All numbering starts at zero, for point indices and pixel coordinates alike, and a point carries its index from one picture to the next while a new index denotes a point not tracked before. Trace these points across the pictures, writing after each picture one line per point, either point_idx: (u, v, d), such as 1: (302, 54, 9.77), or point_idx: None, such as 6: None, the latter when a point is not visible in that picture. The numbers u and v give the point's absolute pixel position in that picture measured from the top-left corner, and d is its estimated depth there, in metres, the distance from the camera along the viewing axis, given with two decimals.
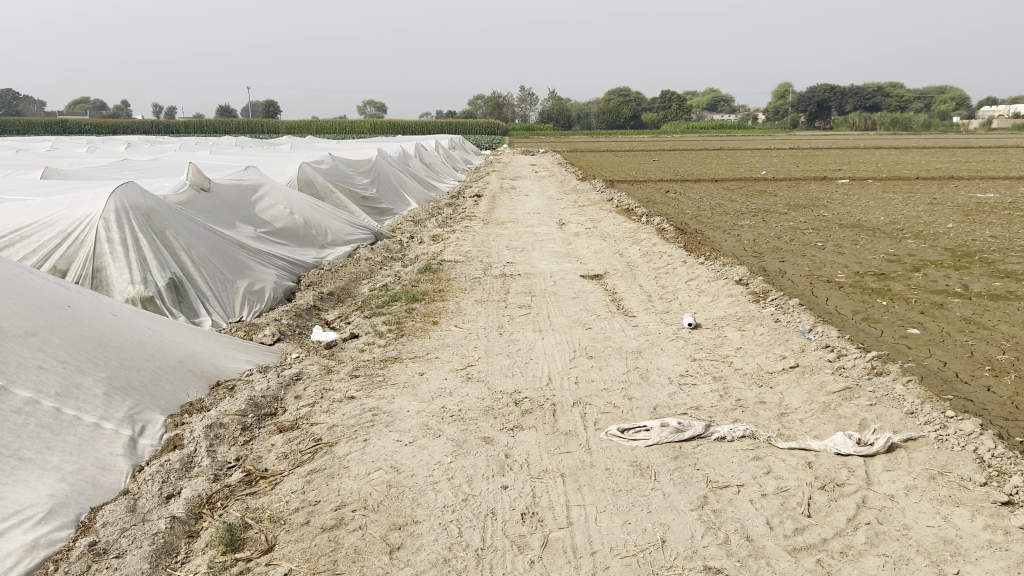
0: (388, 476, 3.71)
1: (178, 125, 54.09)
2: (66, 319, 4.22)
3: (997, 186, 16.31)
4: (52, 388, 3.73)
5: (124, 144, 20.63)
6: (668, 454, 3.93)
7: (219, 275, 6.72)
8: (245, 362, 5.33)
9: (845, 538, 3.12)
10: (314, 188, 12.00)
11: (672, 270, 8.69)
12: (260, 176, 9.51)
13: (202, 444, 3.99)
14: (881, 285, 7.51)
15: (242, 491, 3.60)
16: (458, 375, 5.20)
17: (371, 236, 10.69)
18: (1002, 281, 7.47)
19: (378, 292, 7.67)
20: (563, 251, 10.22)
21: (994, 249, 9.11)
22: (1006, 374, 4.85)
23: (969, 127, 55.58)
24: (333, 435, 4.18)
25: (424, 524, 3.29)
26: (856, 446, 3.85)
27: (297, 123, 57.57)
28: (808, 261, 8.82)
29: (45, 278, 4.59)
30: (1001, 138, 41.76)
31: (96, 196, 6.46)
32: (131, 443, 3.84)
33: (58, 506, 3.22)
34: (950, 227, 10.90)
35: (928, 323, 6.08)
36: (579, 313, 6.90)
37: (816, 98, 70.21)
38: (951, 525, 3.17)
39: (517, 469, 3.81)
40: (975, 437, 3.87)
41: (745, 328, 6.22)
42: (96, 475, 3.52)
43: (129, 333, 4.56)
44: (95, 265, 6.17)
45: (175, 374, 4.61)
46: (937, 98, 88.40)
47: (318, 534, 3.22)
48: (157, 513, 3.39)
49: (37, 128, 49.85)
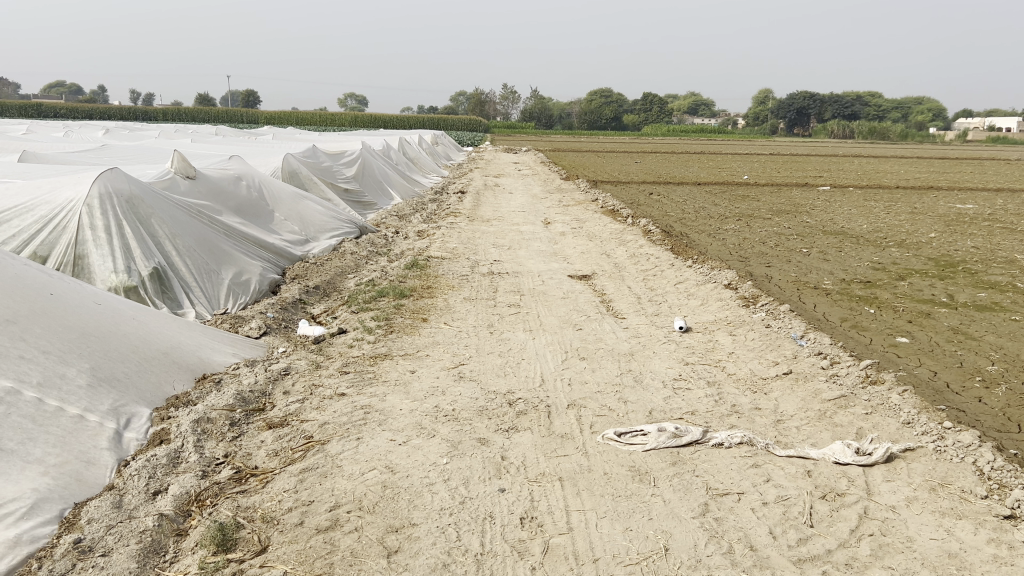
0: (383, 477, 3.61)
1: (155, 112, 53.20)
2: (48, 306, 4.05)
3: (974, 197, 16.63)
4: (35, 378, 3.56)
5: (98, 129, 20.09)
6: (666, 460, 3.89)
7: (204, 265, 6.54)
8: (231, 355, 5.17)
9: (850, 550, 3.11)
10: (298, 179, 11.78)
11: (661, 273, 8.69)
12: (244, 165, 9.28)
13: (189, 439, 3.85)
14: (868, 292, 7.58)
15: (231, 490, 3.47)
16: (450, 374, 5.10)
17: (356, 230, 10.54)
18: (986, 292, 7.57)
19: (365, 287, 7.52)
20: (550, 250, 10.15)
21: (977, 260, 9.24)
22: (997, 385, 4.90)
23: (944, 138, 56.75)
24: (324, 433, 4.06)
25: (422, 527, 3.20)
26: (854, 455, 3.85)
27: (277, 112, 56.70)
28: (794, 267, 8.88)
29: (27, 264, 4.40)
30: (972, 148, 42.70)
31: (79, 180, 6.23)
32: (116, 437, 3.69)
33: (41, 501, 3.06)
34: (932, 237, 11.07)
35: (916, 332, 6.13)
36: (570, 313, 6.85)
37: (796, 106, 71.23)
38: (954, 538, 3.18)
39: (515, 471, 3.74)
40: (974, 449, 3.90)
41: (736, 333, 6.21)
42: (81, 469, 3.36)
43: (114, 323, 4.39)
44: (77, 252, 5.96)
45: (161, 367, 4.45)
46: (913, 109, 90.00)
47: (314, 536, 3.11)
48: (144, 510, 3.25)
49: (9, 110, 48.40)
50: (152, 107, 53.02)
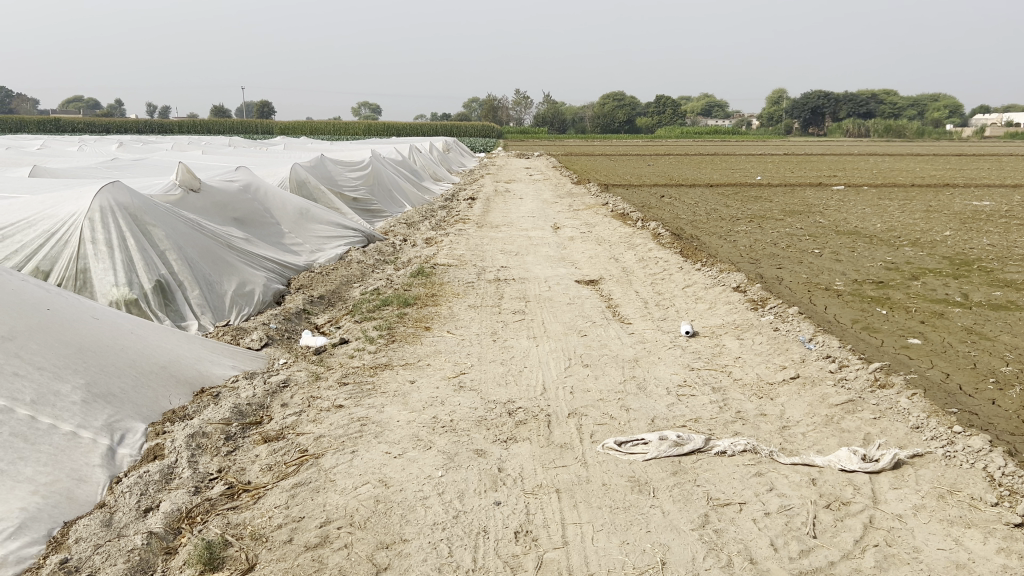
0: (376, 491, 3.55)
1: (171, 126, 54.02)
2: (45, 322, 4.05)
3: (991, 193, 16.36)
4: (28, 395, 3.56)
5: (115, 143, 20.40)
6: (667, 469, 3.79)
7: (207, 276, 6.56)
8: (231, 367, 5.15)
9: (853, 562, 3.01)
10: (307, 189, 11.83)
11: (669, 276, 8.58)
12: (250, 176, 9.29)
13: (183, 454, 3.83)
14: (879, 293, 7.42)
15: (222, 506, 3.43)
16: (450, 384, 5.05)
17: (363, 238, 10.53)
18: (1002, 290, 7.36)
19: (369, 296, 7.50)
20: (558, 255, 10.08)
21: (994, 258, 9.03)
22: (1011, 387, 4.75)
23: (960, 135, 55.96)
24: (319, 446, 4.02)
25: (413, 543, 3.14)
26: (861, 462, 3.74)
27: (291, 123, 57.23)
28: (805, 268, 8.74)
29: (25, 279, 4.42)
30: (988, 146, 42.12)
31: (82, 195, 6.29)
32: (109, 453, 3.67)
33: (29, 521, 3.05)
34: (948, 235, 10.81)
35: (929, 334, 5.97)
36: (575, 319, 6.76)
37: (810, 105, 70.56)
38: (963, 548, 3.06)
39: (511, 484, 3.67)
40: (984, 454, 3.77)
41: (744, 337, 6.08)
42: (72, 487, 3.34)
43: (111, 338, 4.39)
44: (80, 266, 6.00)
45: (158, 381, 4.44)
46: (929, 107, 88.83)
47: (302, 553, 3.06)
48: (134, 528, 3.23)
49: (27, 124, 48.82)
50: (167, 121, 53.83)
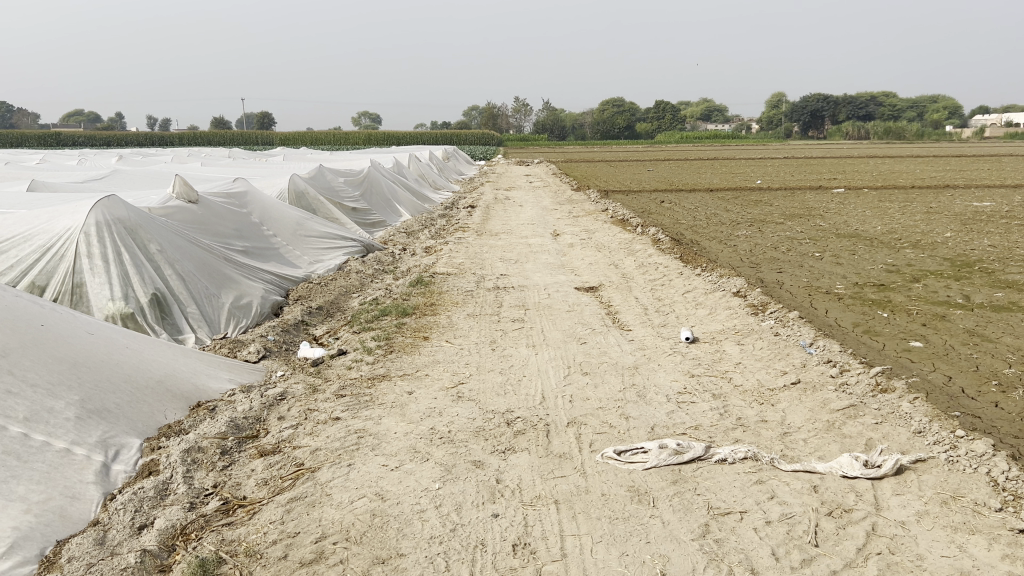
0: (373, 505, 3.51)
1: (172, 138, 54.21)
2: (39, 337, 4.03)
3: (992, 194, 16.30)
4: (21, 412, 3.53)
5: (115, 155, 20.42)
6: (667, 478, 3.75)
7: (204, 289, 6.54)
8: (227, 380, 5.11)
9: (856, 570, 2.96)
10: (306, 199, 11.82)
11: (670, 282, 8.54)
12: (247, 188, 9.25)
13: (178, 470, 3.79)
14: (881, 296, 7.37)
15: (217, 522, 3.39)
16: (448, 395, 5.00)
17: (362, 248, 10.49)
18: (1003, 292, 7.31)
19: (368, 306, 7.47)
20: (557, 262, 10.04)
21: (995, 259, 8.97)
22: (1014, 389, 4.69)
23: (960, 136, 55.94)
24: (316, 460, 3.99)
25: (410, 557, 3.10)
26: (863, 469, 3.69)
27: (291, 134, 57.45)
28: (805, 271, 8.69)
29: (19, 295, 4.40)
30: (986, 147, 42.03)
31: (78, 209, 6.28)
32: (103, 470, 3.65)
33: (20, 540, 3.01)
34: (947, 237, 10.77)
35: (931, 337, 5.90)
36: (574, 327, 6.72)
37: (809, 108, 70.59)
38: (967, 555, 3.00)
39: (509, 496, 3.62)
40: (987, 459, 3.72)
41: (744, 342, 6.04)
42: (65, 505, 3.31)
43: (106, 352, 4.35)
44: (76, 280, 5.98)
45: (154, 396, 4.41)
46: (928, 108, 88.97)
47: (297, 569, 3.02)
48: (127, 545, 3.19)
49: (27, 138, 48.98)
50: (168, 133, 54.00)
